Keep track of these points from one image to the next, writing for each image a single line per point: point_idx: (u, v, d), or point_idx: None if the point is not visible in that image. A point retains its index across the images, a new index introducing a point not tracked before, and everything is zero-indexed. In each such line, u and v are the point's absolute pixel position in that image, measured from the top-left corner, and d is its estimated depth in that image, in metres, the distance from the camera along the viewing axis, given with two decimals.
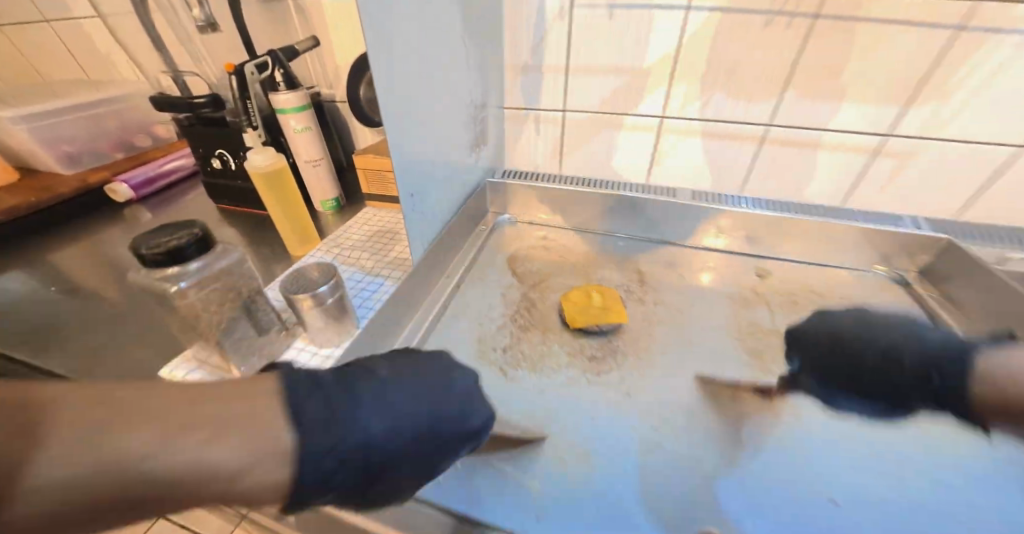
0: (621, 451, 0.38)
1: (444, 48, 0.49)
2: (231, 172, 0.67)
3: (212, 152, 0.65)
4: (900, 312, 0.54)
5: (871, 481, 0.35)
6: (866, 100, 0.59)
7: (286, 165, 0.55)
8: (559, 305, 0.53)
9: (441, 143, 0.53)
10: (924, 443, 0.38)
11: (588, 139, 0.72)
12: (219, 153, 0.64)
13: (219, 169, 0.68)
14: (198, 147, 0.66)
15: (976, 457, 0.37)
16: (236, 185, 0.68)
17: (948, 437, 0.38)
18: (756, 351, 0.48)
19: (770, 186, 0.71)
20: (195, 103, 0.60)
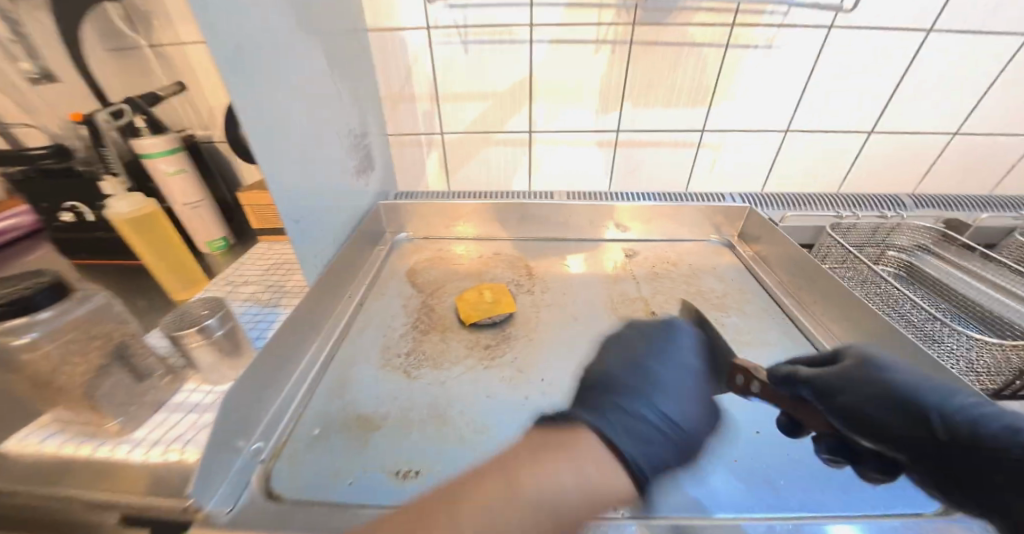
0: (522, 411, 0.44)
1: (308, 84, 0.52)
2: (88, 224, 0.62)
3: (60, 205, 0.60)
4: (724, 269, 0.68)
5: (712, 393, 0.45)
6: (679, 105, 0.74)
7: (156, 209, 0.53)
8: (456, 306, 0.58)
9: (321, 171, 0.55)
10: None
11: (471, 156, 0.80)
12: (70, 205, 0.60)
13: (70, 223, 0.62)
14: (39, 202, 0.60)
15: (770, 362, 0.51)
16: (95, 237, 0.63)
17: (747, 350, 0.52)
18: (623, 315, 0.58)
19: (628, 181, 0.84)
20: (37, 157, 0.57)
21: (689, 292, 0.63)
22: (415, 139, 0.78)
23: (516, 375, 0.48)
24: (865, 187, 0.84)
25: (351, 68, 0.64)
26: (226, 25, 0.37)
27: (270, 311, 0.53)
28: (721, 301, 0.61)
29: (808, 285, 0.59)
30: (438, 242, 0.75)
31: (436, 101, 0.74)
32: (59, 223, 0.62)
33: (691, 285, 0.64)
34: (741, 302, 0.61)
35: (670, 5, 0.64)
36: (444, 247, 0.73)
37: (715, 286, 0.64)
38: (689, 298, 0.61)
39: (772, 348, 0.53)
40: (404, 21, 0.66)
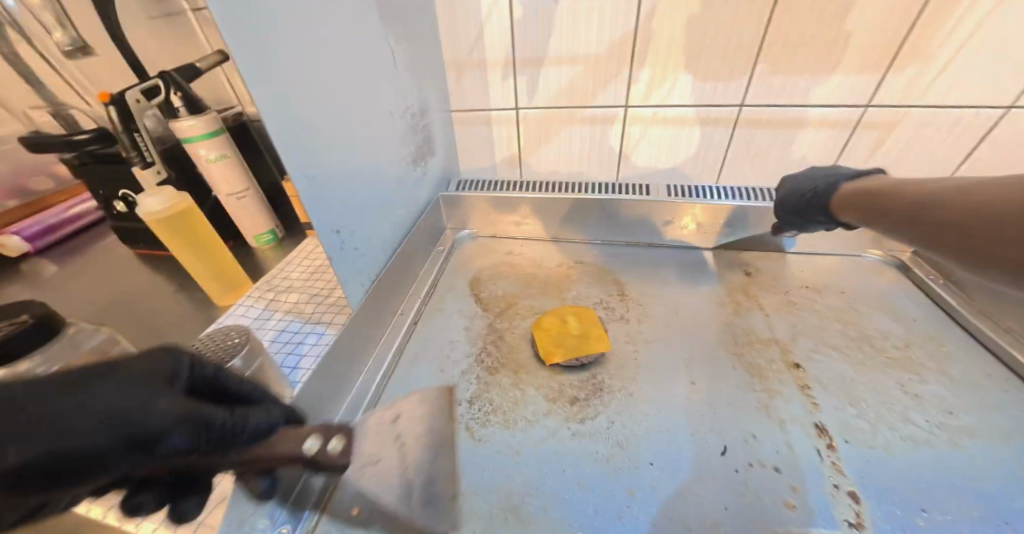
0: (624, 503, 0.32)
1: (349, 53, 0.41)
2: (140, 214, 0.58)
3: (112, 193, 0.55)
4: (896, 297, 0.49)
5: (890, 498, 0.32)
6: (842, 70, 0.53)
7: (189, 206, 0.46)
8: (530, 335, 0.46)
9: (366, 166, 0.45)
10: (934, 446, 0.35)
11: (547, 135, 0.66)
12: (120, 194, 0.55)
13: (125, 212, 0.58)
14: (95, 189, 0.56)
15: (1001, 464, 0.33)
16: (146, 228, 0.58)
17: (954, 434, 0.36)
18: (759, 363, 0.42)
19: (748, 172, 0.65)
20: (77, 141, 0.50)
21: (855, 332, 0.45)
22: (482, 116, 0.65)
23: (612, 450, 0.35)
24: None
25: (407, 27, 0.51)
26: None
27: (312, 330, 0.44)
28: (904, 351, 0.43)
29: None
30: (504, 241, 0.63)
31: (509, 67, 0.60)
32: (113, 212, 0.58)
33: (853, 321, 0.46)
34: (932, 352, 0.43)
35: None
36: (513, 251, 0.60)
37: (893, 328, 0.45)
38: (854, 342, 0.44)
39: (997, 436, 0.35)
40: None
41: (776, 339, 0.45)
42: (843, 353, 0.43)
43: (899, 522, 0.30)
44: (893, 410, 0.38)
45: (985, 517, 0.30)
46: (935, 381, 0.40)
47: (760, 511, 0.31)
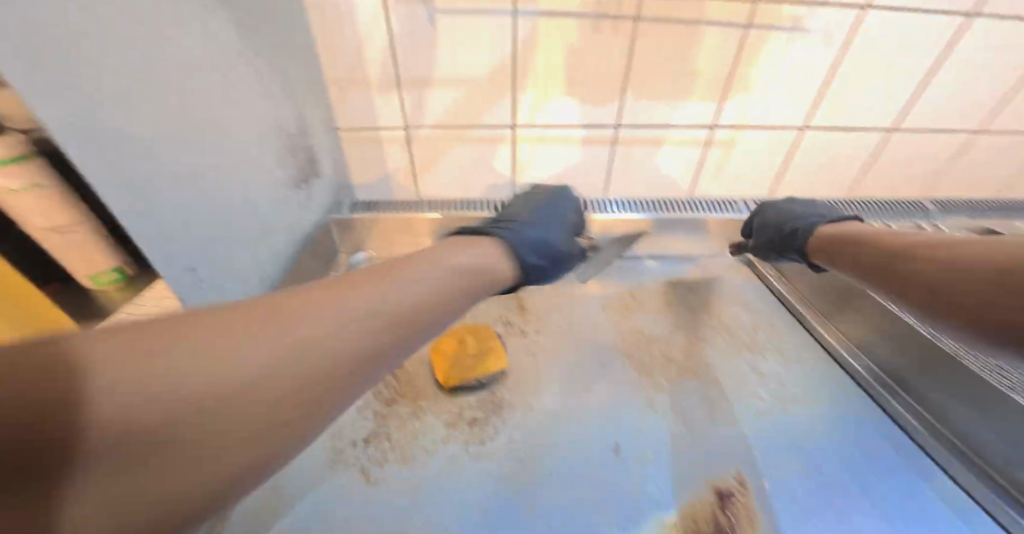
0: (522, 515, 0.33)
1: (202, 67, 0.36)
2: None
3: None
4: (743, 288, 0.59)
5: (737, 460, 0.37)
6: (691, 97, 0.62)
7: None
8: (429, 358, 0.45)
9: (223, 187, 0.39)
10: (769, 410, 0.42)
11: (440, 155, 0.66)
12: None
13: None
14: None
15: (815, 417, 0.42)
16: None
17: (784, 399, 0.43)
18: (640, 358, 0.46)
19: (626, 185, 0.72)
20: None
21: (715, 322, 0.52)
22: (371, 135, 0.63)
23: (512, 466, 0.36)
24: (882, 191, 0.76)
25: (275, 41, 0.48)
26: None
27: None
28: (751, 335, 0.51)
29: (843, 310, 0.51)
30: None
31: (396, 87, 0.59)
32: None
33: (713, 312, 0.54)
34: (769, 332, 0.51)
35: None
36: None
37: (743, 315, 0.54)
38: (714, 330, 0.51)
39: (813, 396, 0.44)
40: None
41: (654, 333, 0.50)
42: (704, 340, 0.49)
43: (742, 482, 0.36)
44: (745, 386, 0.44)
45: (802, 463, 0.38)
46: (772, 357, 0.48)
47: (643, 497, 0.34)
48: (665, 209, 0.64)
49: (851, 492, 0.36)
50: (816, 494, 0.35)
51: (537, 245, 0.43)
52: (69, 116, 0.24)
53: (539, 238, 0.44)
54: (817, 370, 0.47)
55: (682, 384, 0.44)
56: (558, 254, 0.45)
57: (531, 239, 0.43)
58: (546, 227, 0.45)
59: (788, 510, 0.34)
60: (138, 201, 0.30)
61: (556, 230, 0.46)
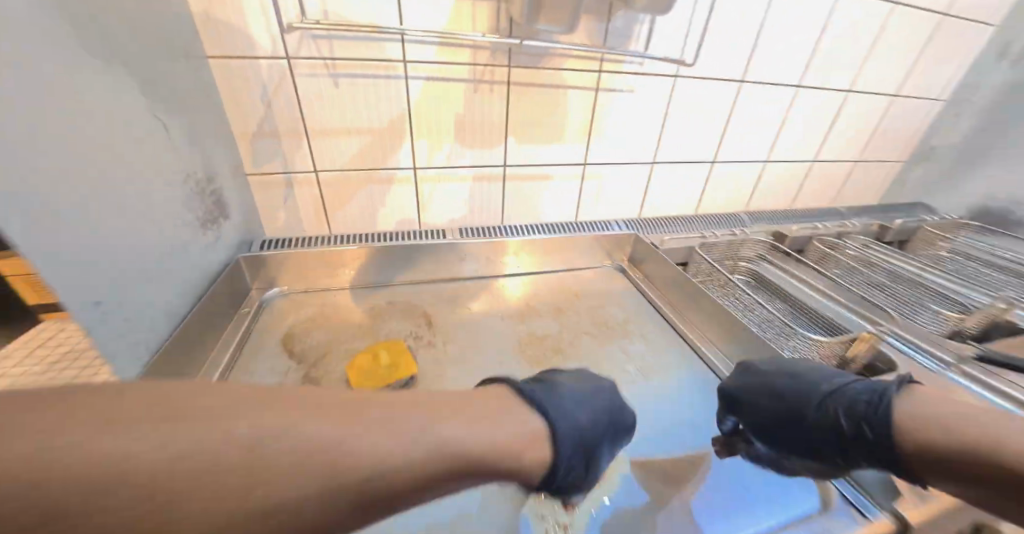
0: None
1: (112, 116, 0.39)
2: None
3: None
4: (617, 291, 0.73)
5: None
6: (561, 141, 0.78)
7: None
8: (345, 376, 0.49)
9: (136, 228, 0.41)
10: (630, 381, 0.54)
11: (350, 196, 0.72)
12: None
13: None
14: None
15: (663, 382, 0.55)
16: None
17: (642, 372, 0.56)
18: (533, 354, 0.56)
19: (520, 213, 0.85)
20: None
21: (593, 320, 0.64)
22: (279, 179, 0.68)
23: None
24: (716, 208, 0.98)
25: (183, 98, 0.52)
26: None
27: None
28: (620, 326, 0.64)
29: (686, 302, 0.66)
30: (319, 297, 0.65)
31: (303, 137, 0.65)
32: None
33: (592, 311, 0.66)
34: (634, 323, 0.65)
35: (542, 51, 0.67)
36: (329, 303, 0.63)
37: (615, 312, 0.67)
38: (592, 325, 0.63)
39: (663, 366, 0.57)
40: (256, 47, 0.57)
41: (544, 333, 0.60)
42: (584, 334, 0.61)
43: None
44: (614, 366, 0.56)
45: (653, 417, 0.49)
46: (635, 342, 0.61)
47: None
48: (551, 231, 0.77)
49: (685, 436, 0.47)
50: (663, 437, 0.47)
51: (572, 423, 0.32)
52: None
53: (577, 411, 0.34)
54: (668, 347, 0.61)
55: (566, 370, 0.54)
56: (586, 442, 0.33)
57: (569, 401, 0.34)
58: (586, 388, 0.38)
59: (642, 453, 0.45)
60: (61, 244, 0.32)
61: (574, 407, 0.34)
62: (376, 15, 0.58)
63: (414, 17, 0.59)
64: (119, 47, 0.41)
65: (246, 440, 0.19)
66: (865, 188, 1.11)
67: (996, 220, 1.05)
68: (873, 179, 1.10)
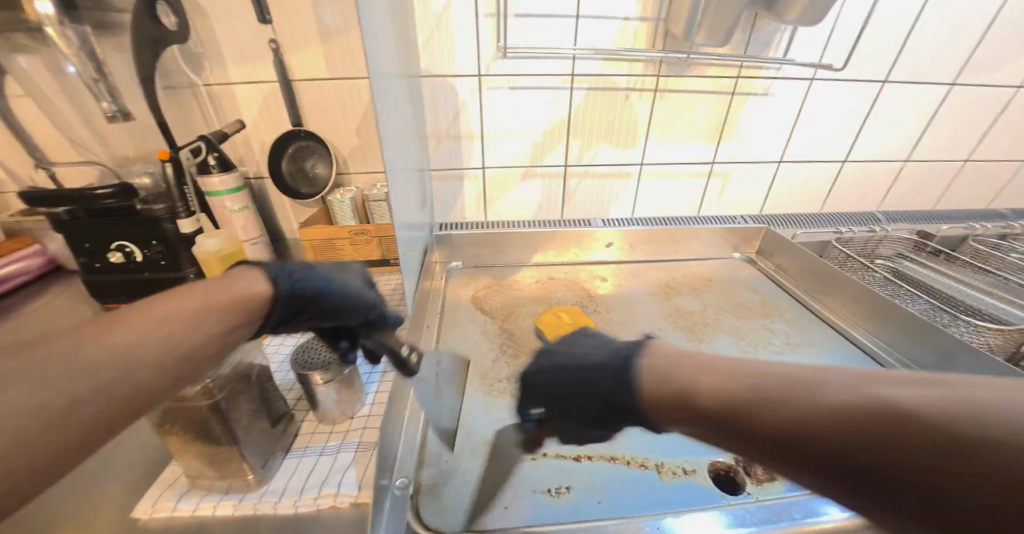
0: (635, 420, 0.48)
1: (401, 122, 0.55)
2: (136, 266, 0.54)
3: (113, 246, 0.53)
4: (750, 280, 0.78)
5: None
6: (695, 141, 0.84)
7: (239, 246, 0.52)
8: (535, 329, 0.61)
9: (406, 201, 0.56)
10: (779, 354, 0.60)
11: (508, 189, 0.85)
12: (122, 246, 0.52)
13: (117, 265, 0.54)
14: (87, 241, 0.52)
15: (808, 355, 0.59)
16: (139, 279, 0.55)
17: (790, 347, 0.61)
18: (684, 325, 0.64)
19: (649, 208, 0.92)
20: (97, 194, 0.48)
21: (734, 303, 0.70)
22: (457, 173, 0.83)
23: None
24: (845, 208, 0.98)
25: (414, 107, 0.67)
26: (375, 73, 0.40)
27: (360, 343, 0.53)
28: (760, 309, 0.69)
29: (826, 289, 0.69)
30: (488, 270, 0.79)
31: (480, 139, 0.79)
32: (103, 264, 0.54)
33: (729, 295, 0.72)
34: (774, 307, 0.70)
35: (690, 61, 0.75)
36: (498, 275, 0.77)
37: (752, 297, 0.72)
38: (732, 307, 0.69)
39: (811, 344, 0.61)
40: (458, 67, 0.72)
41: (689, 310, 0.68)
42: (727, 314, 0.67)
43: None
44: (762, 341, 0.62)
45: None
46: (779, 323, 0.66)
47: None
48: (683, 224, 0.84)
49: None
50: None
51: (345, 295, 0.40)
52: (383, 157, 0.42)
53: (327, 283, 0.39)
54: (809, 328, 0.65)
55: (716, 340, 0.61)
56: (317, 298, 0.37)
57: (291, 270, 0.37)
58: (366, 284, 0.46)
59: None
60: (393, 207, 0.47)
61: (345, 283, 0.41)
62: (555, 38, 0.70)
63: (586, 38, 0.71)
64: (401, 68, 0.56)
65: (71, 382, 0.23)
66: None
67: None
68: None
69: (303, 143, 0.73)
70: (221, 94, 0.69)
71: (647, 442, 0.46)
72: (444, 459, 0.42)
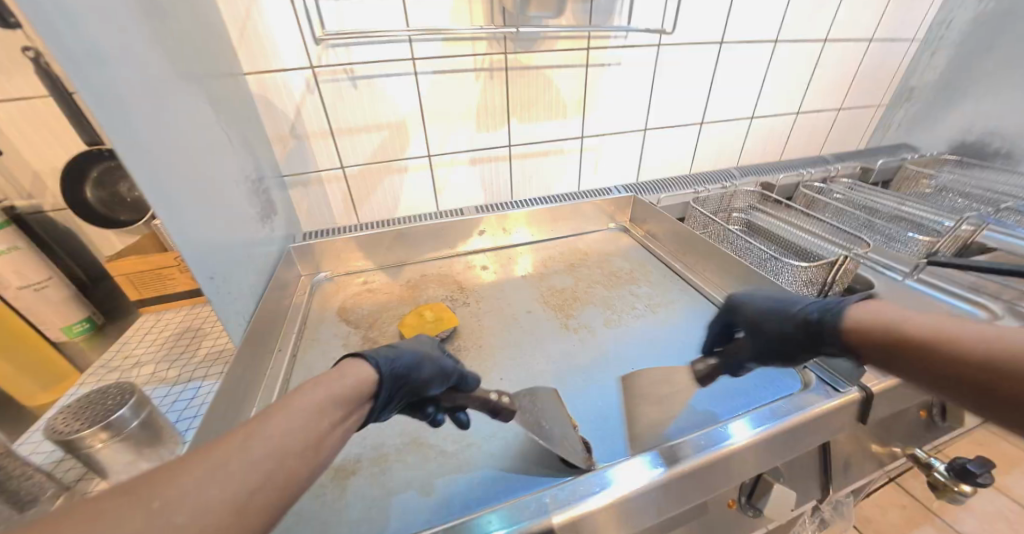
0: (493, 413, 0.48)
1: (198, 131, 0.47)
2: None
3: None
4: (624, 250, 0.81)
5: (623, 349, 0.57)
6: (559, 118, 0.85)
7: None
8: (401, 333, 0.58)
9: (224, 221, 0.49)
10: (638, 314, 0.63)
11: (375, 187, 0.81)
12: None
13: None
14: None
15: (664, 312, 0.63)
16: None
17: (649, 308, 0.64)
18: (555, 304, 0.65)
19: (527, 188, 0.93)
20: None
21: (608, 273, 0.73)
22: (313, 177, 0.76)
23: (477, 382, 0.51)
24: (709, 167, 1.05)
25: (236, 113, 0.59)
26: (98, 73, 0.33)
27: (185, 386, 0.48)
28: (629, 275, 0.72)
29: (687, 248, 0.74)
30: (362, 275, 0.74)
31: (330, 137, 0.73)
32: None
33: (602, 266, 0.75)
34: (642, 271, 0.73)
35: (535, 36, 0.74)
36: (372, 280, 0.73)
37: (624, 265, 0.75)
38: (603, 275, 0.72)
39: (667, 302, 0.65)
40: (285, 61, 0.65)
41: (560, 287, 0.69)
42: (597, 284, 0.69)
43: (624, 357, 0.55)
44: (628, 306, 0.64)
45: (663, 340, 0.58)
46: (643, 286, 0.69)
47: (569, 381, 0.52)
48: (557, 201, 0.85)
49: (681, 346, 0.57)
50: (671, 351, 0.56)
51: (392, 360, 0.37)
52: (143, 181, 0.36)
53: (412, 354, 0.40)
54: (666, 287, 0.69)
55: (583, 311, 0.63)
56: (413, 370, 0.39)
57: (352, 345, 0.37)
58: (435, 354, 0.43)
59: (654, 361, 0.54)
60: (185, 232, 0.41)
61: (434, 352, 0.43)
62: (384, 21, 0.66)
63: (418, 19, 0.67)
64: (194, 73, 0.49)
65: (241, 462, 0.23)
66: (851, 134, 1.17)
67: (981, 152, 1.11)
68: (856, 124, 1.16)
69: (108, 165, 0.63)
70: None
71: (493, 436, 0.45)
72: None
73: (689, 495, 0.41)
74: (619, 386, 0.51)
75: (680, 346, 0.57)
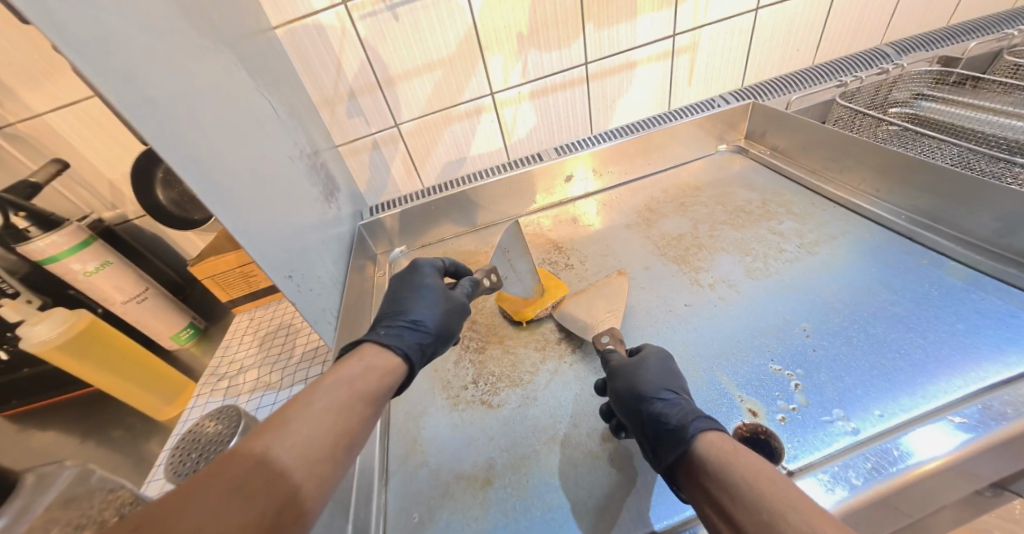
0: None
1: (238, 102, 0.39)
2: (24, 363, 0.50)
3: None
4: (744, 175, 0.65)
5: (780, 301, 0.44)
6: (647, 13, 0.66)
7: (76, 323, 0.43)
8: (499, 309, 0.51)
9: (287, 207, 0.43)
10: (787, 255, 0.49)
11: (434, 141, 0.71)
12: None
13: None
14: None
15: (825, 250, 0.49)
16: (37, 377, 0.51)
17: (803, 247, 0.50)
18: (676, 256, 0.52)
19: (606, 117, 0.77)
20: None
21: (732, 207, 0.58)
22: (368, 141, 0.68)
23: None
24: (843, 48, 0.80)
25: (272, 75, 0.50)
26: (103, 27, 0.24)
27: (290, 392, 0.44)
28: (764, 209, 0.57)
29: (837, 162, 0.55)
30: (438, 246, 0.67)
31: (379, 90, 0.63)
32: None
33: (724, 199, 0.60)
34: (779, 200, 0.57)
35: None
36: (450, 251, 0.65)
37: (751, 196, 0.60)
38: (726, 209, 0.58)
39: (826, 236, 0.50)
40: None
41: (675, 234, 0.56)
42: (723, 225, 0.55)
43: (783, 310, 0.43)
44: (775, 247, 0.50)
45: (830, 282, 0.45)
46: (788, 219, 0.54)
47: (719, 350, 0.41)
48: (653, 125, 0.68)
49: (865, 290, 0.43)
50: (851, 298, 0.42)
51: (416, 332, 0.36)
52: (186, 171, 0.29)
53: (424, 314, 0.38)
54: (811, 216, 0.54)
55: (711, 259, 0.51)
56: None
57: None
58: None
59: (828, 312, 0.42)
60: (246, 228, 0.34)
61: (440, 291, 0.40)
62: None
63: None
64: (216, 25, 0.39)
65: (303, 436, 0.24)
66: None
67: None
68: None
69: None
70: (32, 130, 0.54)
71: None
72: (411, 517, 0.34)
73: (936, 491, 0.31)
74: (787, 348, 0.40)
75: (862, 288, 0.43)
